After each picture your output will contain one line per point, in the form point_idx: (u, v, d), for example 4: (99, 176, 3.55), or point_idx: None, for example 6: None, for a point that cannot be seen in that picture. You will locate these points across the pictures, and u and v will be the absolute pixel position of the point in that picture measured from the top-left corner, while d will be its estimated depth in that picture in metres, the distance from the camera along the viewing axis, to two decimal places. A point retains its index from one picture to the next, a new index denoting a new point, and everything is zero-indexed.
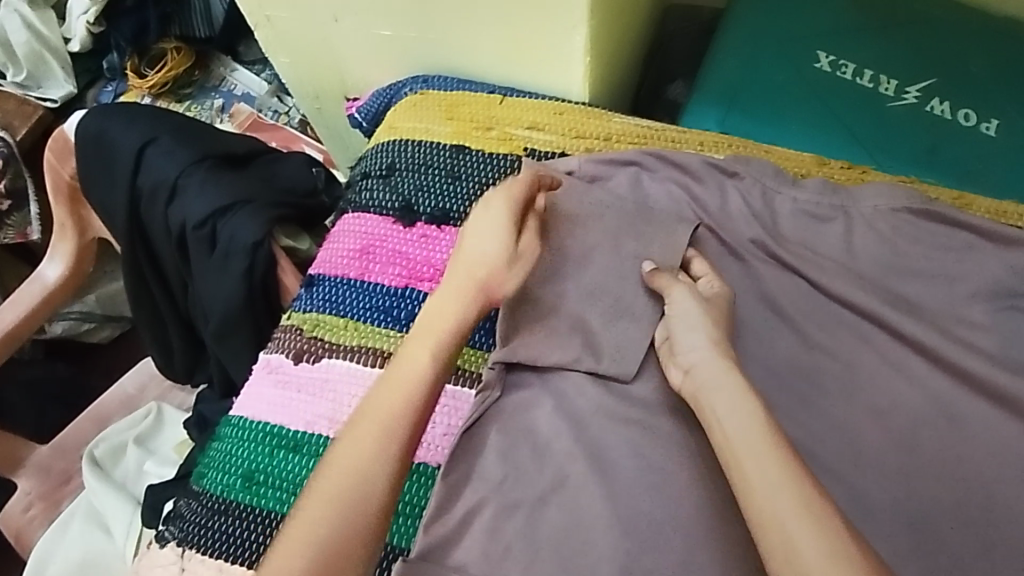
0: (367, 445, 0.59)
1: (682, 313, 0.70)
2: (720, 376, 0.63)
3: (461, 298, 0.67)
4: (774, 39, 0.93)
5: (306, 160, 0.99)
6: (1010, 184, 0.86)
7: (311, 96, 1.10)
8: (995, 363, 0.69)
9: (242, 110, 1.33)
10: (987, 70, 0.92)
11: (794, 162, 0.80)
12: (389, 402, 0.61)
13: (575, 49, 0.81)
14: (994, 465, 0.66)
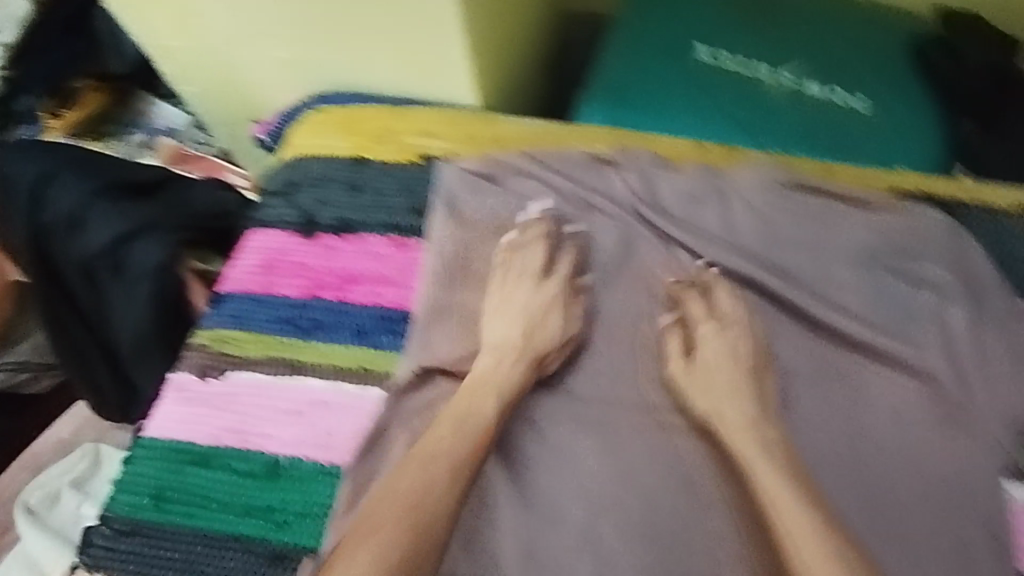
0: (432, 482, 0.64)
1: (707, 362, 0.70)
2: (747, 415, 0.67)
3: (525, 358, 0.72)
4: (656, 37, 0.98)
5: (218, 183, 0.97)
6: (885, 155, 0.91)
7: (225, 126, 1.11)
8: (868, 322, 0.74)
9: (165, 143, 1.27)
10: (857, 54, 0.97)
11: (672, 149, 0.84)
12: (455, 445, 0.67)
13: (457, 56, 0.84)
14: (880, 421, 0.69)
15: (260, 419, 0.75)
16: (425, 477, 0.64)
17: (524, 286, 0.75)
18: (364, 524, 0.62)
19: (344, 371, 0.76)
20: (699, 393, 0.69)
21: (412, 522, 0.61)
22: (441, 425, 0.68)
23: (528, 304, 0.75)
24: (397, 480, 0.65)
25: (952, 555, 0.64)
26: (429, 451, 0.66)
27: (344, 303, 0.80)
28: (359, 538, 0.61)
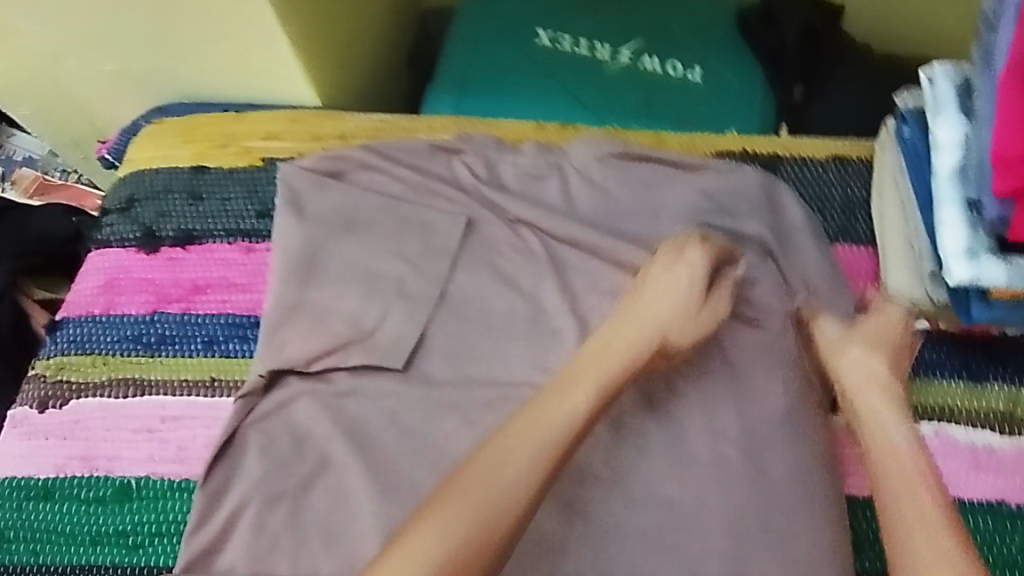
0: (514, 467, 0.59)
1: (865, 330, 0.70)
2: (873, 365, 0.68)
3: (636, 342, 0.67)
4: (497, 25, 1.00)
5: (64, 209, 0.92)
6: (716, 122, 0.97)
7: (71, 144, 1.05)
8: None
9: (23, 176, 1.11)
10: (687, 28, 1.02)
11: (513, 131, 0.87)
12: (553, 423, 0.61)
13: (286, 57, 0.83)
14: (719, 366, 0.72)
15: (105, 443, 0.72)
16: (537, 455, 0.60)
17: (676, 284, 0.70)
18: (459, 489, 0.58)
19: (194, 383, 0.74)
20: (853, 338, 0.70)
21: (488, 509, 0.57)
22: (573, 386, 0.63)
23: (692, 293, 0.70)
24: (495, 462, 0.59)
25: (793, 484, 0.67)
26: (539, 438, 0.60)
27: (191, 314, 0.78)
28: (444, 509, 0.57)
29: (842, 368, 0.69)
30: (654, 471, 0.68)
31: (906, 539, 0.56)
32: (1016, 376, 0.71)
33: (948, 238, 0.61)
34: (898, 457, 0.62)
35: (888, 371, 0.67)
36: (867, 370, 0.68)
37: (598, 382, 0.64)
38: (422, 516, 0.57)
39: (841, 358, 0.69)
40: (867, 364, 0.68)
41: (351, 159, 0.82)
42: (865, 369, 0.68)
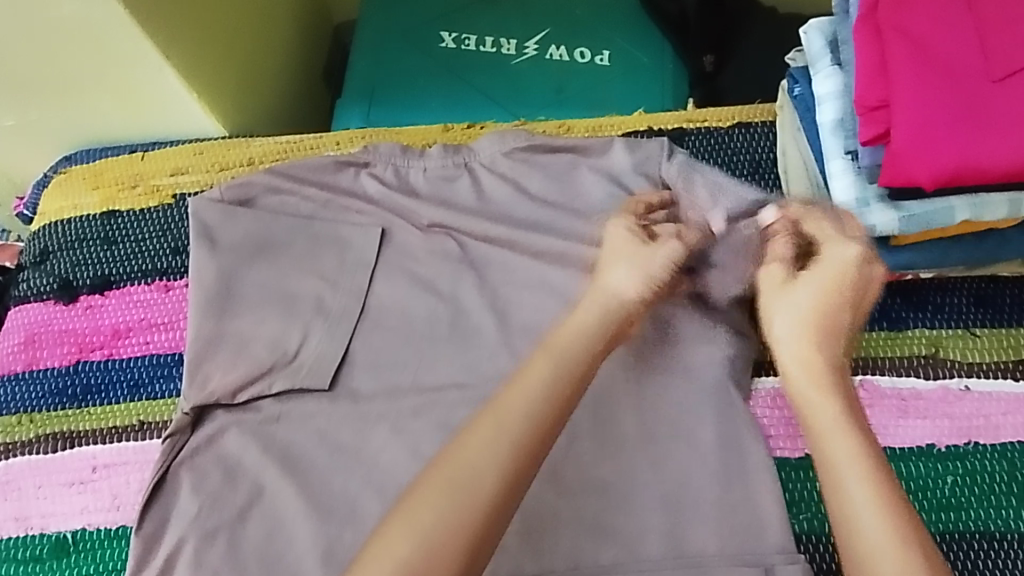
0: (483, 465, 0.53)
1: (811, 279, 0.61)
2: (806, 318, 0.60)
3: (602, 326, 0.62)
4: (401, 31, 1.00)
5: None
6: (629, 101, 0.97)
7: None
8: None
9: None
10: (590, 11, 1.02)
11: (419, 136, 0.88)
12: (523, 417, 0.55)
13: (176, 87, 0.82)
14: (642, 345, 0.72)
15: (37, 501, 0.71)
16: (502, 440, 0.54)
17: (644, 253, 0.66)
18: (435, 478, 0.53)
19: (122, 428, 0.74)
20: (792, 290, 0.62)
21: (467, 492, 0.52)
22: (534, 366, 0.58)
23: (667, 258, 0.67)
24: (468, 449, 0.54)
25: (721, 451, 0.67)
26: (503, 428, 0.55)
27: (114, 360, 0.77)
28: (419, 501, 0.52)
29: (772, 323, 0.62)
30: (584, 457, 0.68)
31: (838, 508, 0.53)
32: (936, 319, 0.71)
33: (839, 192, 0.62)
34: (831, 421, 0.55)
35: (821, 327, 0.59)
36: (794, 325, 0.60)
37: (558, 360, 0.59)
38: (402, 509, 0.53)
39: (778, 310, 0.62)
40: (795, 319, 0.60)
41: (257, 185, 0.81)
42: (797, 324, 0.60)
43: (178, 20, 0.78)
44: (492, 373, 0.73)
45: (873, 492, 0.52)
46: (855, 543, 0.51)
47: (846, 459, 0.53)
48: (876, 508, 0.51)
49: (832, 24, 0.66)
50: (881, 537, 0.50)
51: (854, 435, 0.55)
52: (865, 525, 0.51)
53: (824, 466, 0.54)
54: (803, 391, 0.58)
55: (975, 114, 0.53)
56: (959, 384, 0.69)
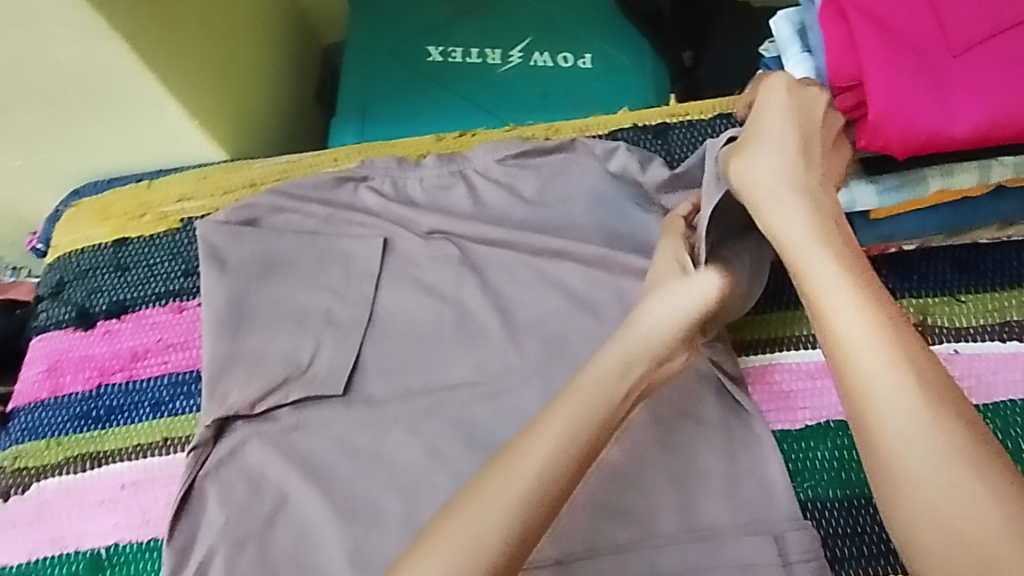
0: (495, 517, 0.57)
1: (768, 127, 0.60)
2: (795, 185, 0.59)
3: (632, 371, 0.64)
4: (387, 49, 1.04)
5: (5, 304, 0.94)
6: (612, 101, 1.00)
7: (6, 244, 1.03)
8: (614, 246, 0.80)
9: None
10: (567, 16, 1.05)
11: (413, 147, 0.91)
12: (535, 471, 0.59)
13: (177, 118, 0.85)
14: None
15: (70, 520, 0.74)
16: (514, 501, 0.57)
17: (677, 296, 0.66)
18: (443, 534, 0.56)
19: (147, 447, 0.76)
20: (756, 144, 0.60)
21: (477, 552, 0.55)
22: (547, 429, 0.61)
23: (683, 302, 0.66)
24: (473, 508, 0.57)
25: (726, 427, 0.70)
26: (509, 482, 0.58)
27: (134, 382, 0.80)
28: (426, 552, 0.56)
29: (753, 176, 0.60)
30: None
31: (888, 467, 0.50)
32: (922, 287, 0.74)
33: None
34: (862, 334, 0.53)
35: (817, 214, 0.58)
36: (783, 182, 0.59)
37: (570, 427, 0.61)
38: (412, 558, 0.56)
39: (757, 151, 0.60)
40: (777, 172, 0.59)
41: (262, 205, 0.85)
42: (795, 212, 0.58)
43: (176, 56, 0.81)
44: (499, 369, 0.76)
45: (931, 438, 0.48)
46: (917, 507, 0.48)
47: (903, 411, 0.50)
48: (932, 454, 0.48)
49: (800, 14, 0.67)
50: (946, 490, 0.47)
51: (902, 382, 0.51)
52: (920, 474, 0.48)
53: (862, 414, 0.51)
54: (844, 338, 0.53)
55: (940, 84, 0.56)
56: (949, 348, 0.71)
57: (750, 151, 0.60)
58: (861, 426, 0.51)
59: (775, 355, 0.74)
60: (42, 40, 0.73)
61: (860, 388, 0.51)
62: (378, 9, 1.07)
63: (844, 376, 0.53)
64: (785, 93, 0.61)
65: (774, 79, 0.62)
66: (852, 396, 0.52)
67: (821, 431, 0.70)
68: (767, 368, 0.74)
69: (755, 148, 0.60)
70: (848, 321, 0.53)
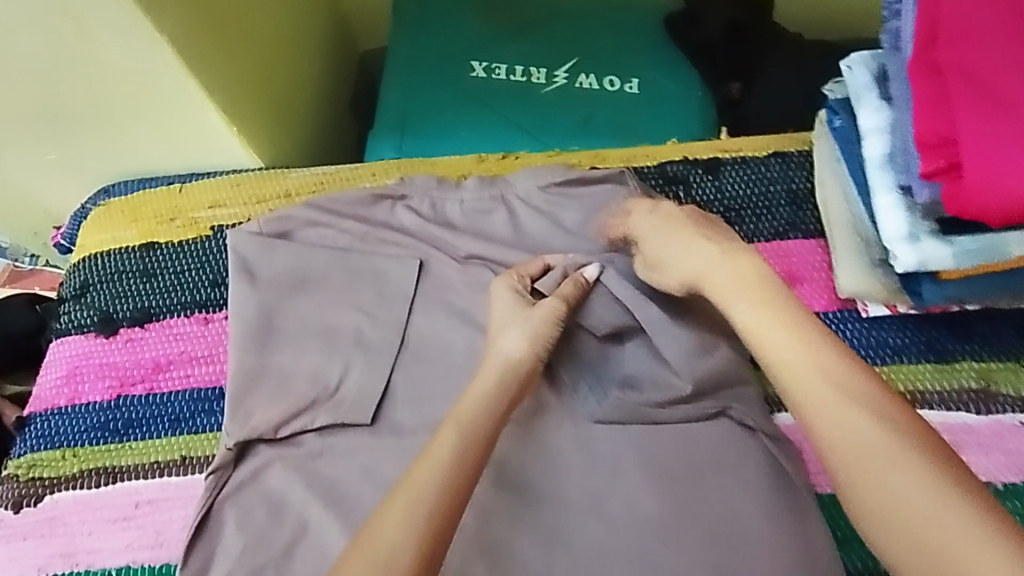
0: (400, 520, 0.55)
1: (652, 240, 0.70)
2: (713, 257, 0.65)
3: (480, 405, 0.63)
4: (430, 61, 1.01)
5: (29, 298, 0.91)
6: (658, 129, 0.98)
7: (30, 236, 1.01)
8: None
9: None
10: (615, 39, 1.02)
11: (454, 166, 0.88)
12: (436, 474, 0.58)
13: (215, 124, 0.83)
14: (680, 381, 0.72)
15: (83, 536, 0.72)
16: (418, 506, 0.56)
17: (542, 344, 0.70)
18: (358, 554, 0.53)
19: (165, 463, 0.74)
20: (658, 250, 0.69)
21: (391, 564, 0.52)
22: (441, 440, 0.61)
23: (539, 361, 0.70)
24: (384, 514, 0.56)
25: (770, 484, 0.67)
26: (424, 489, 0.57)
27: (155, 394, 0.77)
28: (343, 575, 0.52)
29: (672, 270, 0.68)
30: (632, 491, 0.67)
31: (848, 482, 0.50)
32: (984, 350, 0.71)
33: (888, 224, 0.62)
34: (802, 361, 0.55)
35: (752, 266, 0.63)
36: (699, 254, 0.66)
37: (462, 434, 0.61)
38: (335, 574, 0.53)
39: (661, 251, 0.69)
40: (689, 252, 0.67)
41: (296, 217, 0.82)
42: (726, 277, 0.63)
43: (219, 60, 0.79)
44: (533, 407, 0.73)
45: (883, 449, 0.49)
46: (881, 517, 0.48)
47: (855, 424, 0.51)
48: (884, 462, 0.49)
49: (880, 59, 0.66)
50: (902, 494, 0.48)
51: (848, 401, 0.52)
52: (877, 486, 0.49)
53: (819, 437, 0.53)
54: (786, 369, 0.56)
55: None
56: (1013, 419, 0.68)
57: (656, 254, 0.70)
58: (820, 450, 0.53)
59: None
60: (87, 36, 0.70)
61: (813, 411, 0.53)
62: (422, 19, 1.04)
63: (794, 399, 0.55)
64: (648, 215, 0.72)
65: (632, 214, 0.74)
66: (806, 419, 0.54)
67: None
68: (814, 423, 0.74)
69: (660, 248, 0.70)
70: (788, 352, 0.56)
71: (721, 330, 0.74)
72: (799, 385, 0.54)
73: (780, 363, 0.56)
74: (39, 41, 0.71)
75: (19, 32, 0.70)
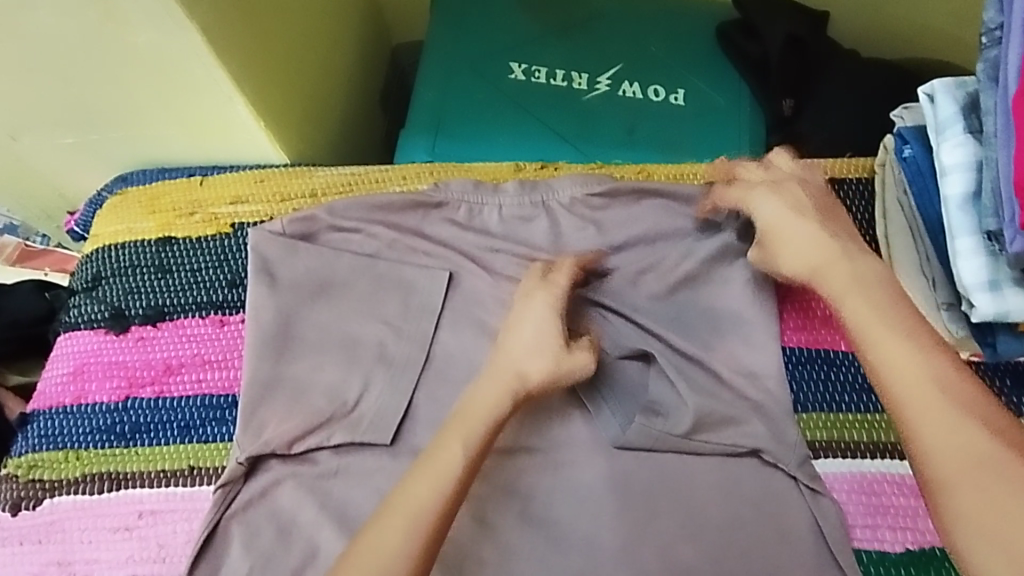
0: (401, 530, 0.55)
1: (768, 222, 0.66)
2: (828, 255, 0.63)
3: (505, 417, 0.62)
4: (468, 60, 0.97)
5: (37, 285, 0.87)
6: (703, 145, 0.93)
7: (43, 217, 0.98)
8: (705, 313, 0.72)
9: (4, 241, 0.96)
10: (663, 47, 0.97)
11: (489, 172, 0.84)
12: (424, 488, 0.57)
13: (243, 116, 0.79)
14: (723, 419, 0.67)
15: (81, 545, 0.68)
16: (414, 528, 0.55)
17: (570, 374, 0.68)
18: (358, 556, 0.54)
19: (171, 473, 0.70)
20: (770, 235, 0.66)
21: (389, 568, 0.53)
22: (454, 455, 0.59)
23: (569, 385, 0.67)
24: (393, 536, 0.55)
25: (813, 538, 0.63)
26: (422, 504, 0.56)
27: (165, 398, 0.74)
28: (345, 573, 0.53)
29: (788, 258, 0.65)
30: (666, 536, 0.63)
31: (951, 492, 0.50)
32: None
33: (965, 270, 0.59)
34: (916, 384, 0.55)
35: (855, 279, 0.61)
36: (819, 247, 0.63)
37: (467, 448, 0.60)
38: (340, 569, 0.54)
39: (780, 234, 0.65)
40: (815, 243, 0.63)
41: (320, 219, 0.77)
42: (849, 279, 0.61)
43: (251, 49, 0.75)
44: (564, 439, 0.68)
45: (998, 462, 0.50)
46: (979, 526, 0.48)
47: (966, 434, 0.51)
48: (995, 476, 0.49)
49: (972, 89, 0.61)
50: (1008, 508, 0.48)
51: (955, 407, 0.53)
52: (981, 498, 0.49)
53: (921, 443, 0.53)
54: (900, 389, 0.55)
55: None
56: None
57: (772, 238, 0.65)
58: (920, 457, 0.53)
59: (861, 464, 0.67)
60: (117, 19, 0.67)
61: (918, 418, 0.53)
62: (462, 16, 0.99)
63: (899, 405, 0.55)
64: (774, 195, 0.67)
65: (756, 191, 0.67)
66: (910, 426, 0.54)
67: (923, 560, 0.63)
68: (863, 476, 0.66)
69: (776, 231, 0.66)
70: (904, 371, 0.56)
71: (769, 367, 0.69)
72: (916, 410, 0.54)
73: (895, 383, 0.55)
74: (66, 22, 0.67)
75: (47, 12, 0.66)
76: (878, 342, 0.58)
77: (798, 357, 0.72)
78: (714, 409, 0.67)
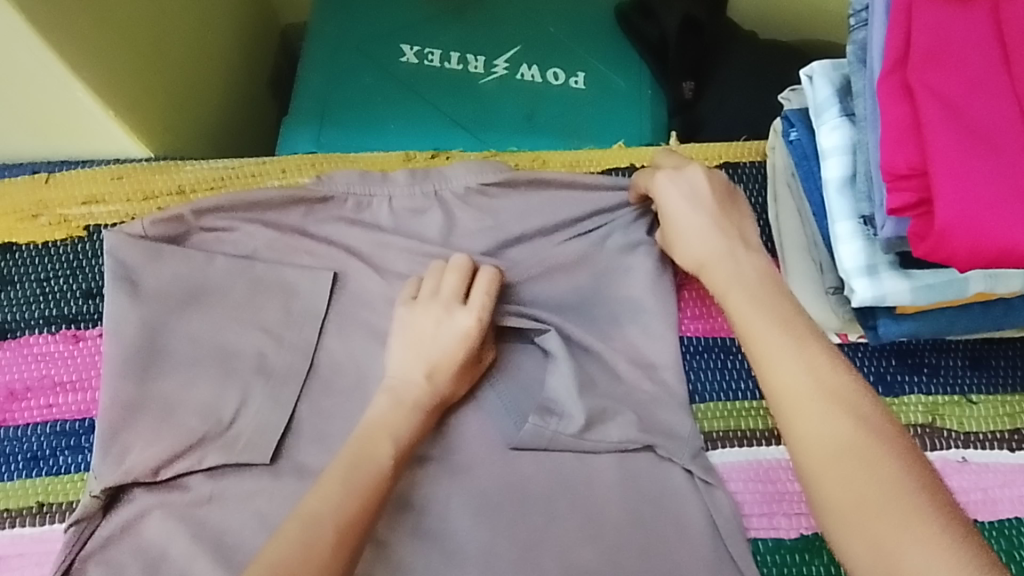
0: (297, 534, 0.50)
1: (669, 210, 0.66)
2: (718, 249, 0.63)
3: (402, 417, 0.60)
4: (356, 42, 0.90)
5: None
6: (604, 129, 0.90)
7: None
8: (601, 306, 0.70)
9: None
10: (563, 29, 0.94)
11: (378, 163, 0.79)
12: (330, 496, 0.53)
13: (89, 108, 0.70)
14: (620, 415, 0.65)
15: None
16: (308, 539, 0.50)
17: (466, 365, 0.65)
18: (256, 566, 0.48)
19: (17, 512, 0.62)
20: (671, 224, 0.66)
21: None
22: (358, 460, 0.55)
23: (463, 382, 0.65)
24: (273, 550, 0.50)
25: (712, 531, 0.62)
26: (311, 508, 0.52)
27: (9, 428, 0.65)
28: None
29: (685, 248, 0.65)
30: (566, 539, 0.61)
31: (823, 486, 0.48)
32: (931, 383, 0.68)
33: (845, 255, 0.59)
34: (795, 379, 0.52)
35: (735, 275, 0.61)
36: (710, 240, 0.63)
37: (382, 453, 0.57)
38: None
39: (678, 224, 0.66)
40: (706, 235, 0.64)
41: (189, 219, 0.70)
42: (740, 273, 0.61)
43: (93, 35, 0.66)
44: (459, 444, 0.65)
45: (865, 451, 0.48)
46: (849, 521, 0.47)
47: (836, 426, 0.50)
48: (861, 467, 0.47)
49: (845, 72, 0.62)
50: (875, 501, 0.46)
51: (828, 399, 0.51)
52: (845, 490, 0.47)
53: (795, 435, 0.51)
54: (780, 385, 0.53)
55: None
56: (957, 456, 0.65)
57: (672, 227, 0.66)
58: (793, 449, 0.51)
59: (758, 452, 0.67)
60: None
61: (796, 412, 0.51)
62: None
63: (774, 397, 0.53)
64: (675, 183, 0.67)
65: (659, 180, 0.67)
66: (782, 418, 0.52)
67: (816, 544, 0.63)
68: (760, 464, 0.66)
69: (675, 221, 0.66)
70: (783, 365, 0.53)
71: (667, 359, 0.68)
72: (792, 404, 0.52)
73: (774, 378, 0.53)
74: None
75: None
76: (764, 335, 0.56)
77: (695, 347, 0.71)
78: (611, 405, 0.66)
